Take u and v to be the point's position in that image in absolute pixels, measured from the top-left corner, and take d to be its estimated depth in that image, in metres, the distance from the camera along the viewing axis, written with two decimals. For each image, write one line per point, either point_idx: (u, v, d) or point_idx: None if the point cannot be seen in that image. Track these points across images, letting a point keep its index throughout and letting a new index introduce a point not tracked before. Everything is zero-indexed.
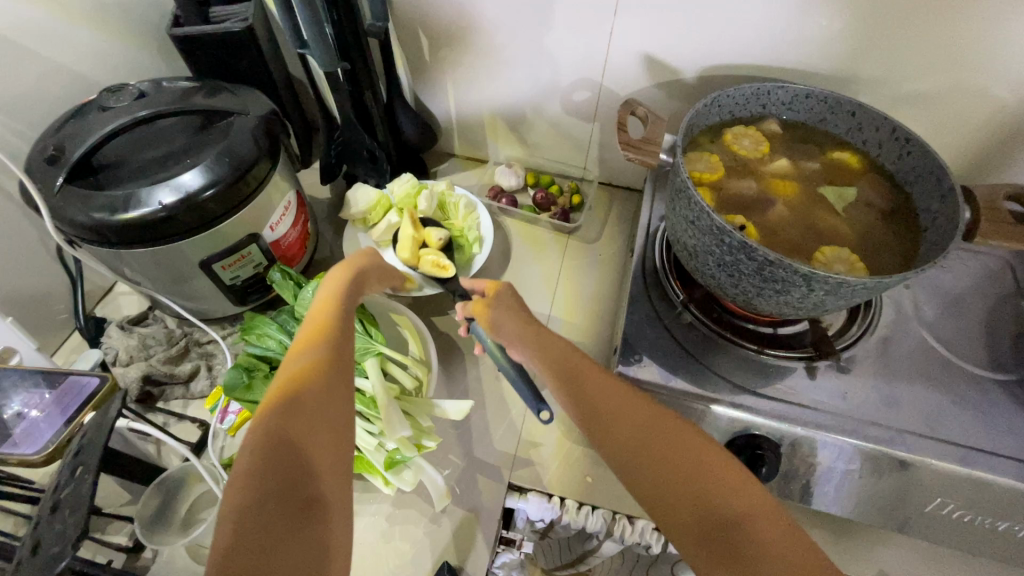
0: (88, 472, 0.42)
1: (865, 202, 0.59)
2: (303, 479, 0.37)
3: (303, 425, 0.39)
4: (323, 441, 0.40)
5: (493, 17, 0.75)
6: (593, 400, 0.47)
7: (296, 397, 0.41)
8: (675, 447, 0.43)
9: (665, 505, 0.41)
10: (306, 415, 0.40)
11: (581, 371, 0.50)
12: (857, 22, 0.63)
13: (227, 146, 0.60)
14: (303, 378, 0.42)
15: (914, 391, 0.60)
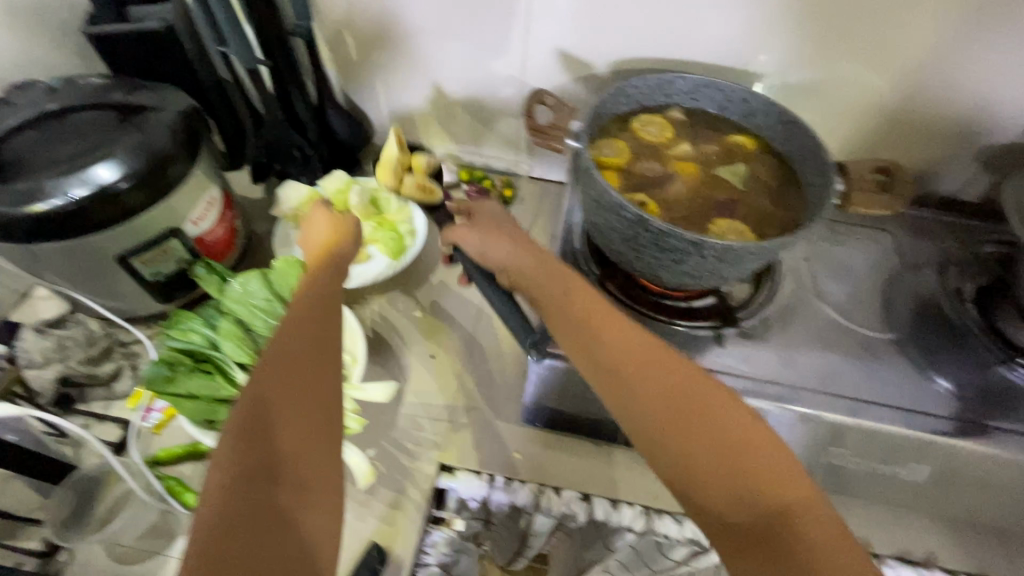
0: None
1: (760, 180, 0.64)
2: (295, 478, 0.39)
3: (300, 423, 0.41)
4: (319, 440, 0.42)
5: (414, 17, 0.77)
6: (619, 361, 0.45)
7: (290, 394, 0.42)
8: (712, 429, 0.41)
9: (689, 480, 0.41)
10: (303, 412, 0.42)
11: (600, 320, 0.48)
12: (745, 16, 0.69)
13: (143, 140, 0.60)
14: (301, 376, 0.43)
15: (811, 353, 0.65)
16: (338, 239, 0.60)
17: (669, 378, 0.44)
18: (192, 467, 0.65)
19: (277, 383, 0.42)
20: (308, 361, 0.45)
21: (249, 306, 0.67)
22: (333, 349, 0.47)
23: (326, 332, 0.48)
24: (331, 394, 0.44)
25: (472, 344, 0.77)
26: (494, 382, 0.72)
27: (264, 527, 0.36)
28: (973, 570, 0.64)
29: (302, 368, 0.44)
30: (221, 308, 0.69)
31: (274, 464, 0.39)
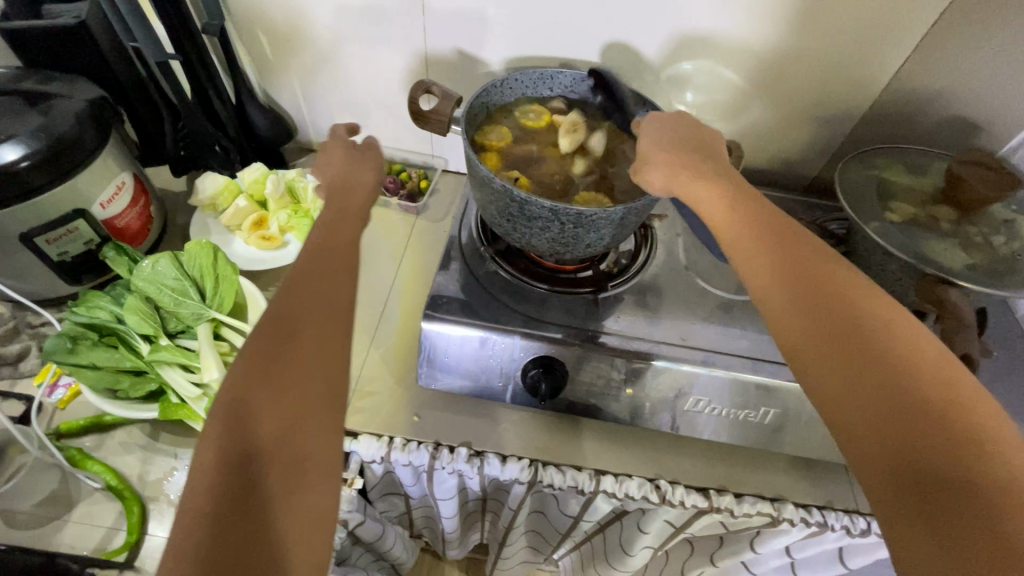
0: None
1: (628, 160, 0.72)
2: (282, 462, 0.40)
3: (286, 409, 0.42)
4: (307, 421, 0.42)
5: (322, 17, 0.83)
6: (816, 289, 0.44)
7: (271, 386, 0.42)
8: (894, 392, 0.37)
9: (866, 436, 0.37)
10: (291, 397, 0.43)
11: (748, 231, 0.50)
12: (611, 22, 0.78)
13: (46, 123, 0.64)
14: (280, 365, 0.43)
15: (677, 315, 0.72)
16: (338, 214, 0.61)
17: (869, 319, 0.42)
18: (95, 439, 0.67)
19: (254, 377, 0.43)
20: (291, 344, 0.45)
21: (158, 285, 0.70)
22: (323, 325, 0.47)
23: (312, 312, 0.48)
24: (321, 374, 0.45)
25: (379, 320, 0.82)
26: (398, 352, 0.78)
27: (244, 521, 0.37)
28: (822, 503, 0.70)
29: (282, 358, 0.44)
30: (130, 287, 0.72)
31: (254, 458, 0.39)
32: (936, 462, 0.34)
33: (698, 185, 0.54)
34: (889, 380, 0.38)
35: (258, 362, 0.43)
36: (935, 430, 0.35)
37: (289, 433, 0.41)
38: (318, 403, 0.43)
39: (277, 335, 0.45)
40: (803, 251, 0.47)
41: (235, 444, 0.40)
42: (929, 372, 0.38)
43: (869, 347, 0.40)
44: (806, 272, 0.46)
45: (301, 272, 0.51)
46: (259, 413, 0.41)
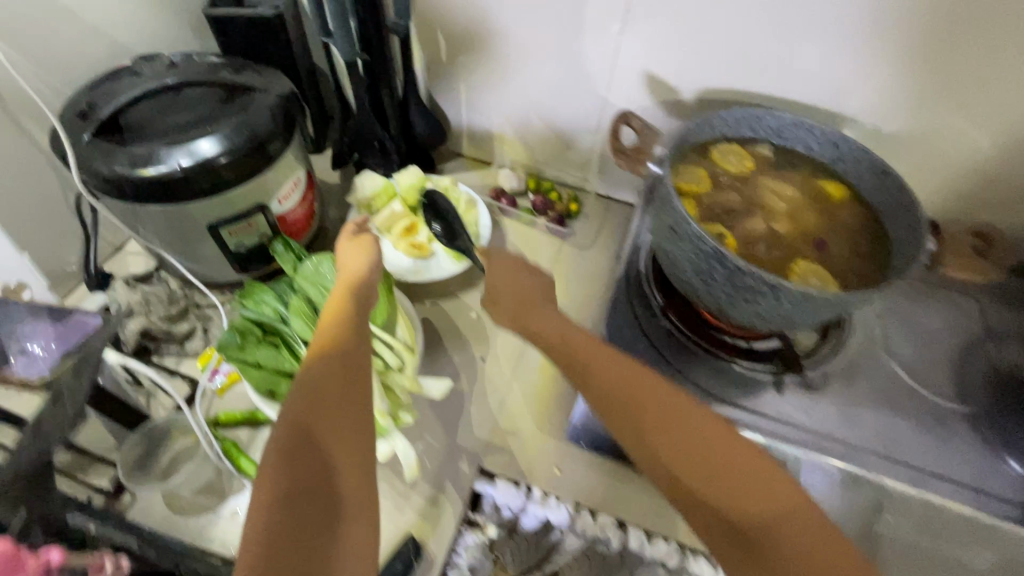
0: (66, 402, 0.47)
1: (847, 226, 0.62)
2: (319, 497, 0.39)
3: (320, 446, 0.42)
4: (342, 458, 0.42)
5: (509, 23, 0.79)
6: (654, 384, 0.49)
7: (307, 425, 0.42)
8: (712, 460, 0.44)
9: (702, 510, 0.43)
10: (327, 435, 0.42)
11: (588, 340, 0.54)
12: (836, 60, 0.67)
13: (247, 119, 0.64)
14: (312, 405, 0.44)
15: (873, 414, 0.62)
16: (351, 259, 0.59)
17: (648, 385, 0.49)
18: (248, 433, 0.68)
19: (293, 418, 0.43)
20: (324, 384, 0.45)
21: (320, 287, 0.70)
22: (348, 363, 0.48)
23: (342, 352, 0.48)
24: (351, 411, 0.45)
25: (522, 353, 0.77)
26: (541, 393, 0.73)
27: None
28: None
29: (317, 398, 0.44)
30: (293, 285, 0.72)
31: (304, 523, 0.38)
32: (781, 530, 0.41)
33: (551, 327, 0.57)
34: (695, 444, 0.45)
35: (297, 405, 0.44)
36: (732, 489, 0.43)
37: (326, 469, 0.41)
38: (350, 440, 0.43)
39: (311, 376, 0.46)
40: (616, 382, 0.50)
41: (275, 481, 0.39)
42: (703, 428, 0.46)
43: (734, 498, 0.42)
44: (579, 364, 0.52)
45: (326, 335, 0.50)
46: (299, 451, 0.41)
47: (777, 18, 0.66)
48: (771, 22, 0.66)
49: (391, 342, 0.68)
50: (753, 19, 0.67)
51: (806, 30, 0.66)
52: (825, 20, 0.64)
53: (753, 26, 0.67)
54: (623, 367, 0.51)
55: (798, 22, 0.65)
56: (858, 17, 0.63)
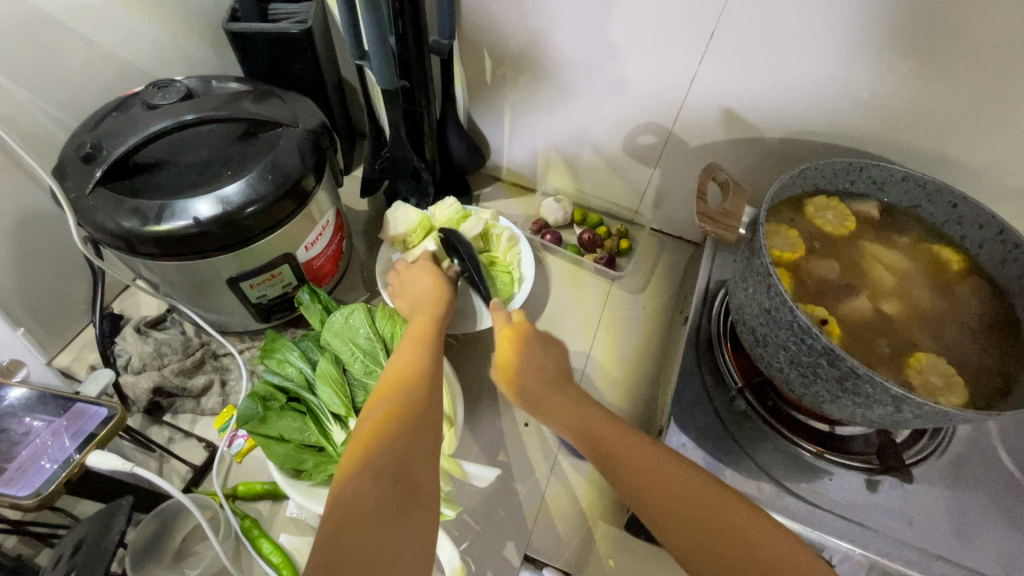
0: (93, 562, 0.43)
1: (964, 306, 0.54)
2: (401, 477, 0.41)
3: (412, 416, 0.45)
4: (423, 443, 0.44)
5: (565, 45, 0.70)
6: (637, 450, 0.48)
7: (396, 407, 0.45)
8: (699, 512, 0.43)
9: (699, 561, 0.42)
10: (413, 417, 0.45)
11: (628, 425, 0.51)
12: (954, 104, 0.57)
13: (273, 161, 0.56)
14: (405, 390, 0.47)
15: (987, 526, 0.53)
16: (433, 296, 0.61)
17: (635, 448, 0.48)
18: (269, 506, 0.62)
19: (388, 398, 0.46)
20: (412, 376, 0.48)
21: (349, 344, 0.62)
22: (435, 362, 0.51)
23: (415, 380, 0.48)
24: (435, 403, 0.47)
25: None
26: (591, 468, 0.66)
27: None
28: None
29: (407, 386, 0.47)
30: (320, 341, 0.65)
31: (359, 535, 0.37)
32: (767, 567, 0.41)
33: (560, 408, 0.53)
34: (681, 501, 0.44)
35: (391, 392, 0.47)
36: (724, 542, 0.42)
37: (410, 448, 0.43)
38: (432, 429, 0.45)
39: (403, 370, 0.49)
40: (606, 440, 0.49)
41: (367, 451, 0.42)
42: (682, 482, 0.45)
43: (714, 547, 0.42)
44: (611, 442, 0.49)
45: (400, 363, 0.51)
46: (387, 429, 0.43)
47: (889, 57, 0.56)
48: (881, 60, 0.57)
49: None
50: (858, 57, 0.57)
51: (926, 72, 0.56)
52: (952, 63, 0.54)
53: (858, 62, 0.58)
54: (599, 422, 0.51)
55: (917, 63, 0.56)
56: (998, 59, 0.53)
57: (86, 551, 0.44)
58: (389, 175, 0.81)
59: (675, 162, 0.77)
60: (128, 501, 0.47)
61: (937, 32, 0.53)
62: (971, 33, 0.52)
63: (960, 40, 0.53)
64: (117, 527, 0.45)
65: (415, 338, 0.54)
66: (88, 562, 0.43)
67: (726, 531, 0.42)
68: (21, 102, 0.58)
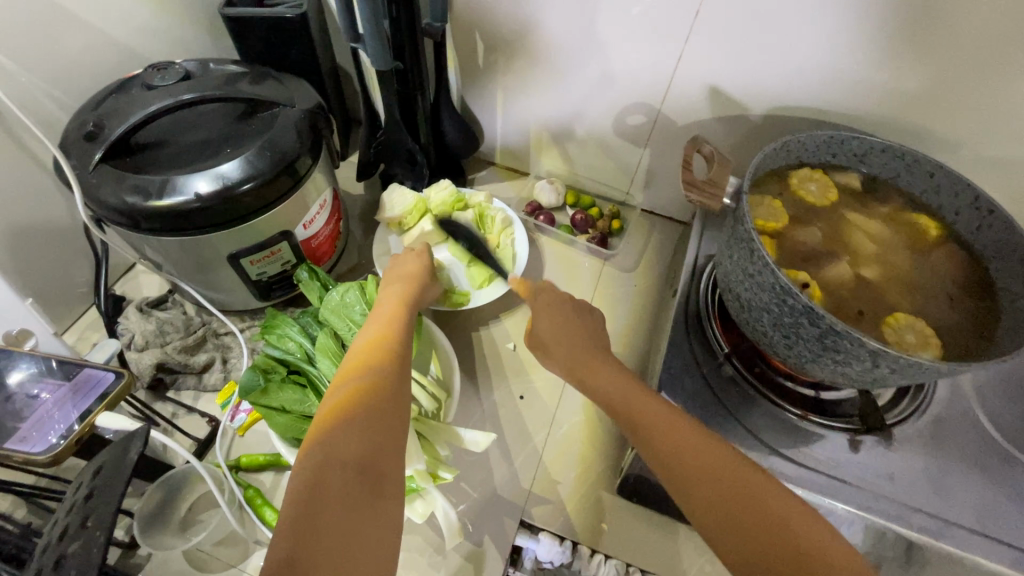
0: (110, 485, 0.41)
1: (940, 272, 0.56)
2: (374, 440, 0.44)
3: (382, 387, 0.47)
4: (388, 432, 0.45)
5: (555, 27, 0.72)
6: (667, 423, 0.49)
7: (364, 390, 0.46)
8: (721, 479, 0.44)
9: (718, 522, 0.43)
10: (377, 409, 0.45)
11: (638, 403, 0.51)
12: (930, 78, 0.59)
13: (270, 139, 0.57)
14: (370, 381, 0.47)
15: (964, 481, 0.55)
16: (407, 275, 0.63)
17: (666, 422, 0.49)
18: (272, 477, 0.63)
19: (350, 388, 0.46)
20: (377, 359, 0.50)
21: (347, 319, 0.64)
22: (400, 352, 0.52)
23: (385, 354, 0.50)
24: (399, 394, 0.48)
25: (562, 391, 0.72)
26: (585, 437, 0.68)
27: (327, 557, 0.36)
28: None
29: (373, 377, 0.48)
30: (319, 316, 0.67)
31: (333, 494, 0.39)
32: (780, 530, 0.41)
33: (587, 375, 0.56)
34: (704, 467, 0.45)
35: (357, 380, 0.47)
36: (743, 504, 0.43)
37: (374, 438, 0.43)
38: (395, 418, 0.46)
39: (368, 359, 0.49)
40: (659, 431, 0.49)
41: (331, 441, 0.42)
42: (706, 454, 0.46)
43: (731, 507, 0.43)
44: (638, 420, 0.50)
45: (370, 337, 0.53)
46: (352, 420, 0.44)
47: (869, 31, 0.58)
48: (859, 35, 0.59)
49: (425, 381, 0.63)
50: (838, 32, 0.59)
51: (904, 45, 0.58)
52: (928, 36, 0.56)
53: (837, 38, 0.59)
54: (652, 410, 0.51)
55: (895, 37, 0.57)
56: (972, 32, 0.54)
57: (106, 470, 0.42)
58: (385, 158, 0.83)
59: (664, 141, 0.79)
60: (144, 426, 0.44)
61: (911, 6, 0.55)
62: (946, 6, 0.54)
63: (936, 13, 0.54)
64: (134, 445, 0.43)
65: (383, 314, 0.56)
66: (106, 484, 0.41)
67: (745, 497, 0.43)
68: (22, 83, 0.60)
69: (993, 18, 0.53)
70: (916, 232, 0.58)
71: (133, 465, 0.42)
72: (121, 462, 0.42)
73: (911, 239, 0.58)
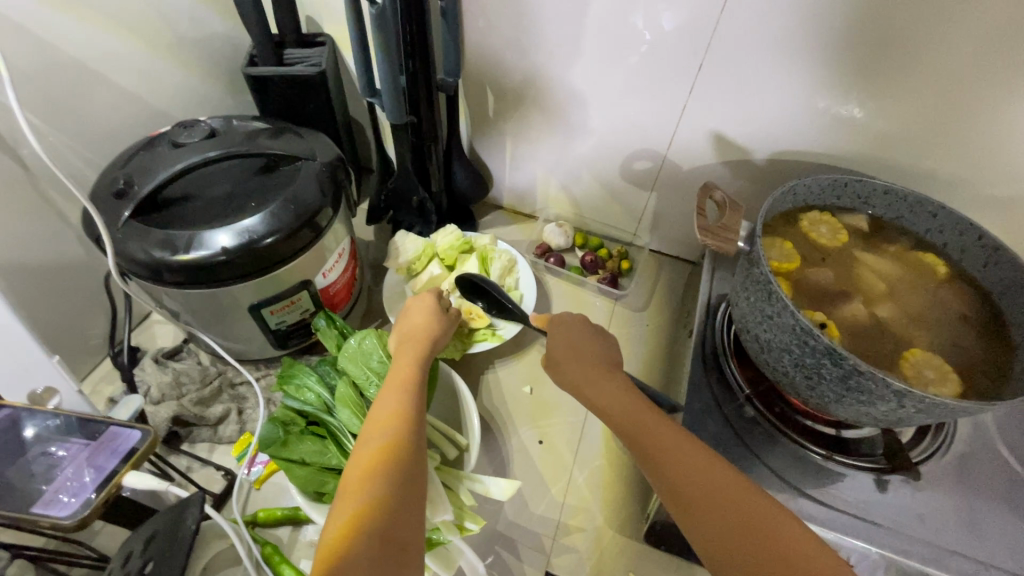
0: (168, 559, 0.44)
1: (953, 309, 0.57)
2: (394, 539, 0.41)
3: (400, 479, 0.44)
4: (408, 509, 0.44)
5: (562, 79, 0.75)
6: (614, 405, 0.54)
7: (385, 484, 0.43)
8: (664, 446, 0.49)
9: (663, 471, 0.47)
10: (401, 476, 0.45)
11: (606, 392, 0.55)
12: (925, 123, 0.62)
13: (294, 192, 0.59)
14: (390, 472, 0.44)
15: (996, 519, 0.55)
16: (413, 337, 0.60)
17: (624, 402, 0.53)
18: (289, 532, 0.62)
19: (370, 482, 0.43)
20: (397, 442, 0.47)
21: (365, 368, 0.63)
22: (418, 412, 0.51)
23: (404, 435, 0.48)
24: (418, 457, 0.47)
25: (580, 435, 0.71)
26: (605, 481, 0.67)
27: None
28: None
29: (395, 439, 0.47)
30: (336, 365, 0.67)
31: None
32: (705, 477, 0.46)
33: (606, 401, 0.55)
34: (646, 429, 0.50)
35: (378, 445, 0.46)
36: (676, 458, 0.47)
37: (397, 508, 0.43)
38: (414, 507, 0.44)
39: (387, 419, 0.49)
40: (680, 454, 0.48)
41: (357, 513, 0.41)
42: (647, 420, 0.51)
43: (668, 461, 0.47)
44: (617, 410, 0.53)
45: (384, 413, 0.50)
46: (375, 520, 0.41)
47: (863, 80, 0.61)
48: (854, 85, 0.62)
49: (448, 430, 0.63)
50: (833, 82, 0.62)
51: (899, 93, 0.61)
52: (920, 84, 0.60)
53: (834, 88, 0.63)
54: (796, 535, 0.42)
55: (890, 86, 0.61)
56: (960, 81, 0.58)
57: (162, 541, 0.45)
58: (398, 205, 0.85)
59: (670, 185, 0.81)
60: (200, 494, 0.48)
61: (905, 56, 0.58)
62: (937, 59, 0.57)
63: (924, 66, 0.58)
64: (190, 518, 0.46)
65: (395, 384, 0.53)
66: (166, 553, 0.44)
67: (679, 458, 0.47)
68: (53, 143, 0.61)
69: (980, 68, 0.56)
70: (931, 268, 0.59)
71: (193, 534, 0.45)
72: (181, 534, 0.45)
73: (930, 273, 0.59)
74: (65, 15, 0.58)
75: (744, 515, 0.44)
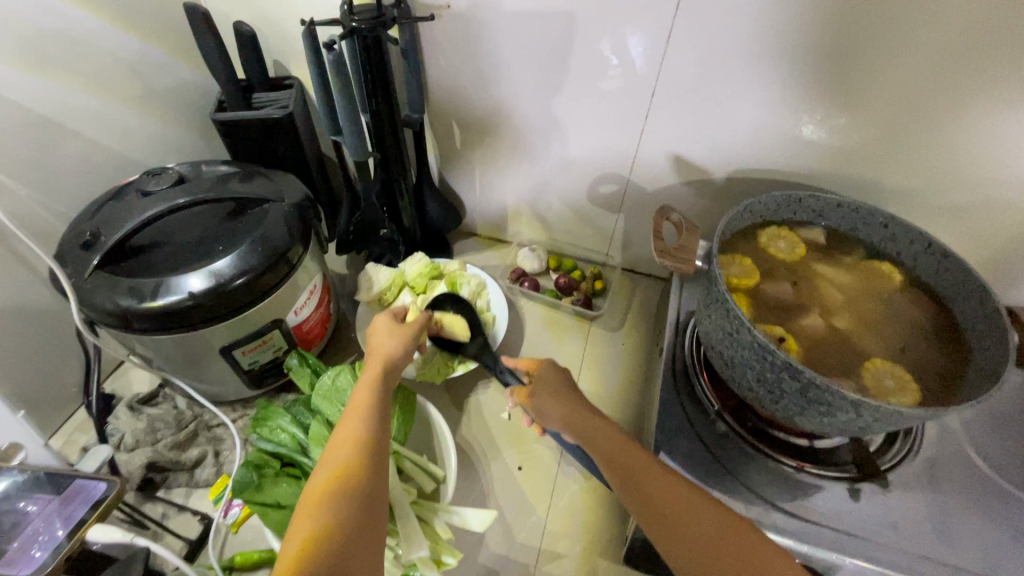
0: None
1: (908, 317, 0.59)
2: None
3: (353, 513, 0.44)
4: (361, 542, 0.43)
5: (525, 110, 0.77)
6: (579, 425, 0.56)
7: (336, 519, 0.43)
8: (620, 457, 0.52)
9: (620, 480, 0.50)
10: (355, 509, 0.45)
11: (574, 417, 0.57)
12: (869, 139, 0.65)
13: (262, 234, 0.60)
14: (343, 505, 0.45)
15: (967, 523, 0.55)
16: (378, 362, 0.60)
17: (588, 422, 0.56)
18: None
19: (322, 515, 0.43)
20: (352, 473, 0.47)
21: (338, 405, 0.64)
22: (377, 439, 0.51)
23: (360, 465, 0.48)
24: (375, 486, 0.47)
25: (559, 459, 0.71)
26: (585, 505, 0.67)
27: None
28: None
29: (349, 469, 0.47)
30: (310, 404, 0.67)
31: None
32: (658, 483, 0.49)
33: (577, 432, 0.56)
34: (607, 442, 0.53)
35: (330, 475, 0.46)
36: (631, 467, 0.51)
37: (349, 542, 0.43)
38: (367, 540, 0.44)
39: (342, 447, 0.49)
40: (635, 463, 0.51)
41: (305, 547, 0.41)
42: (606, 435, 0.54)
43: (623, 471, 0.51)
44: (586, 435, 0.55)
45: (341, 441, 0.50)
46: (324, 555, 0.41)
47: (809, 100, 0.64)
48: (800, 104, 0.65)
49: (425, 463, 0.63)
50: (780, 102, 0.65)
51: (841, 111, 0.64)
52: (861, 101, 0.62)
53: (782, 107, 0.65)
54: (744, 540, 0.45)
55: (832, 104, 0.64)
56: (896, 97, 0.61)
57: None
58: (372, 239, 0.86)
59: (636, 206, 0.83)
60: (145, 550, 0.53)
61: (843, 77, 0.61)
62: (872, 79, 0.60)
63: (862, 85, 0.61)
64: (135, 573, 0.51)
65: (355, 411, 0.53)
66: None
67: (636, 468, 0.50)
68: (21, 198, 0.62)
69: (915, 85, 0.59)
70: (886, 277, 0.61)
71: None
72: None
73: (886, 281, 0.61)
74: (31, 74, 0.60)
75: (695, 516, 0.47)
